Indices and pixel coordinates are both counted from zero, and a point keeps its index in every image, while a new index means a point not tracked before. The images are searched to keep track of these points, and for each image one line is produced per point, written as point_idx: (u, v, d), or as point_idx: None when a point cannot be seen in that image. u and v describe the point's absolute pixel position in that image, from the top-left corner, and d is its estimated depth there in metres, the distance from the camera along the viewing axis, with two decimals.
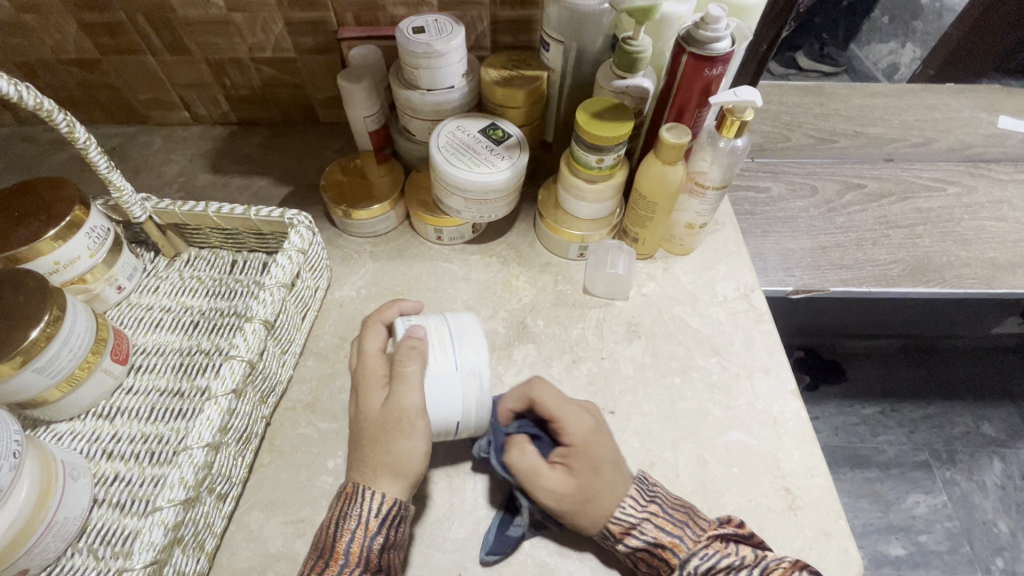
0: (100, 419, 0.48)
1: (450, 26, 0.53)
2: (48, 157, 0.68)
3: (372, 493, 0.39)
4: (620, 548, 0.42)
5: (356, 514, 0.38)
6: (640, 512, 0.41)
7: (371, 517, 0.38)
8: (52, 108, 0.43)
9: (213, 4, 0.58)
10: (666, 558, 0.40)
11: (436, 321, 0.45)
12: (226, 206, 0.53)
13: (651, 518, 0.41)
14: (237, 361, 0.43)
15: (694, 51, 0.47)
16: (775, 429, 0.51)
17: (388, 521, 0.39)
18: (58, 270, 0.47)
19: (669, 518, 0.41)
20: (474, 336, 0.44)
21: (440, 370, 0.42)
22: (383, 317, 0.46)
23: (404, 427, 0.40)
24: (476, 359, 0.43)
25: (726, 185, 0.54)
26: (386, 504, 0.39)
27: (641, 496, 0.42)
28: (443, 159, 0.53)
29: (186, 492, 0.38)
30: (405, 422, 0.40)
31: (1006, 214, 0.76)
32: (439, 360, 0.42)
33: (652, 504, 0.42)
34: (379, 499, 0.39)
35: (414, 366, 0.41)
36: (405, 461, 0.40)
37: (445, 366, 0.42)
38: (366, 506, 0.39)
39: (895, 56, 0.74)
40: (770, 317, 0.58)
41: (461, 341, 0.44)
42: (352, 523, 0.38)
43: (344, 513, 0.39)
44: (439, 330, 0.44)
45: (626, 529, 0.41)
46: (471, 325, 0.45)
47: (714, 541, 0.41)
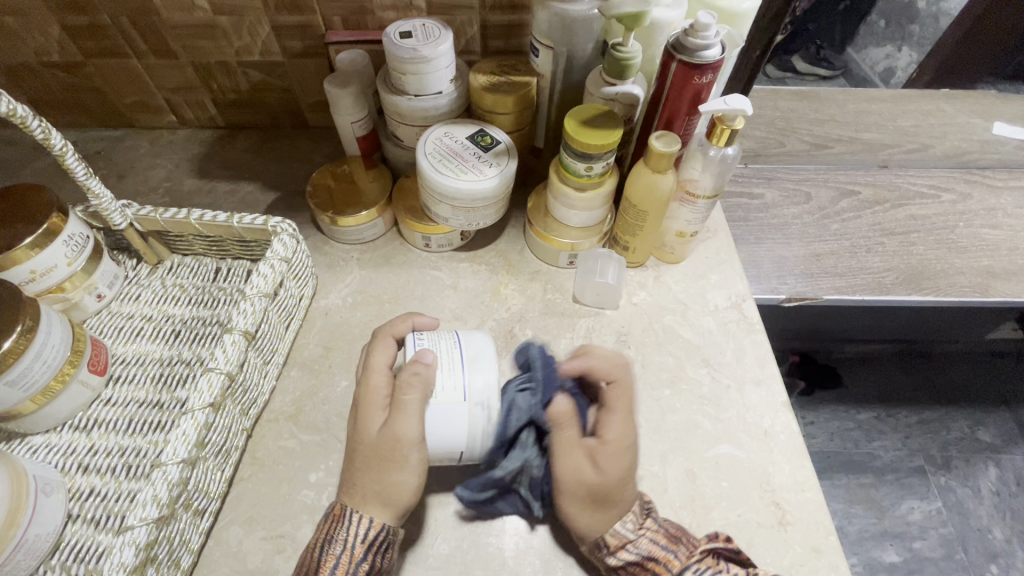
0: (76, 431, 0.47)
1: (438, 31, 0.52)
2: (30, 161, 0.67)
3: (359, 516, 0.39)
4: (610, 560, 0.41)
5: (342, 539, 0.38)
6: (637, 530, 0.41)
7: (357, 542, 0.38)
8: (27, 114, 0.42)
9: (198, 7, 0.57)
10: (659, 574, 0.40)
11: (449, 344, 0.44)
12: (209, 213, 0.52)
13: (643, 530, 0.41)
14: (216, 374, 0.42)
15: (684, 58, 0.46)
16: (766, 442, 0.51)
17: (374, 546, 0.39)
18: (34, 279, 0.46)
19: (664, 533, 0.41)
20: (487, 362, 0.43)
21: (446, 401, 0.40)
22: (393, 331, 0.46)
23: (398, 458, 0.39)
24: (483, 387, 0.41)
25: (718, 193, 0.53)
26: (373, 530, 0.39)
27: (638, 513, 0.41)
28: (430, 165, 0.53)
29: (159, 510, 0.37)
30: (398, 453, 0.39)
31: (1002, 222, 0.75)
32: (446, 389, 0.41)
33: (648, 519, 0.41)
34: (366, 523, 0.39)
35: (415, 395, 0.40)
36: (396, 492, 0.39)
37: (451, 396, 0.41)
38: (352, 531, 0.39)
39: (891, 59, 0.73)
40: (762, 326, 0.58)
41: (473, 366, 0.42)
42: (337, 548, 0.38)
43: (331, 537, 0.39)
44: (451, 355, 0.43)
45: (621, 543, 0.41)
46: (485, 350, 0.44)
47: (706, 557, 0.40)
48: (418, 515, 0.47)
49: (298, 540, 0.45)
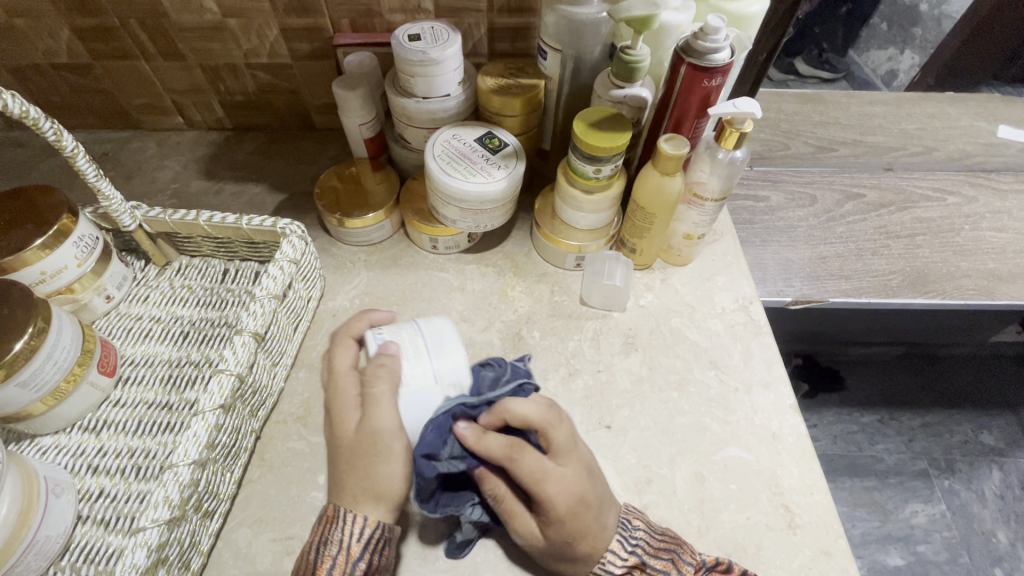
0: (86, 432, 0.47)
1: (447, 33, 0.52)
2: (38, 162, 0.68)
3: (353, 516, 0.39)
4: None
5: (337, 539, 0.38)
6: (620, 568, 0.40)
7: (353, 541, 0.38)
8: (39, 116, 0.42)
9: (207, 9, 0.57)
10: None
11: (411, 331, 0.45)
12: (218, 214, 0.52)
13: (632, 571, 0.41)
14: (226, 376, 0.42)
15: (693, 61, 0.46)
16: (774, 444, 0.51)
17: (370, 545, 0.39)
18: (44, 280, 0.46)
19: (654, 570, 0.41)
20: (451, 344, 0.45)
21: (418, 387, 0.42)
22: (351, 331, 0.47)
23: (380, 451, 0.39)
24: (450, 369, 0.43)
25: (725, 196, 0.53)
26: (368, 528, 0.39)
27: (620, 551, 0.41)
28: (439, 167, 0.53)
29: (170, 511, 0.37)
30: (379, 445, 0.40)
31: (1007, 224, 0.75)
32: (415, 375, 0.42)
33: (632, 557, 0.41)
34: (360, 522, 0.39)
35: (386, 388, 0.41)
36: (385, 487, 0.39)
37: (422, 381, 0.42)
38: (346, 530, 0.38)
39: (893, 62, 0.72)
40: (769, 329, 0.58)
41: (437, 351, 0.44)
42: (333, 548, 0.38)
43: (326, 538, 0.38)
44: (415, 341, 0.44)
45: None
46: (448, 332, 0.46)
47: None
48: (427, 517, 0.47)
49: (307, 542, 0.45)
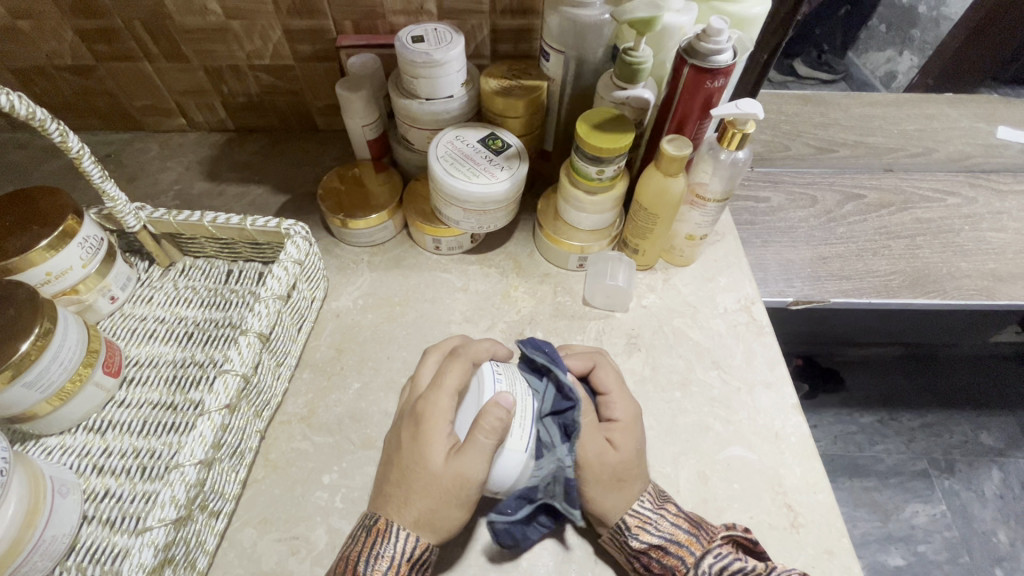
0: (91, 432, 0.47)
1: (450, 35, 0.52)
2: (42, 163, 0.68)
3: (406, 535, 0.39)
4: (631, 543, 0.42)
5: (388, 555, 0.38)
6: (657, 509, 0.43)
7: (402, 560, 0.39)
8: (45, 117, 0.42)
9: (211, 11, 0.57)
10: (681, 556, 0.41)
11: (523, 386, 0.41)
12: (222, 215, 0.52)
13: (665, 515, 0.43)
14: (231, 376, 0.42)
15: (696, 62, 0.46)
16: (777, 444, 0.51)
17: (416, 564, 0.39)
18: (49, 280, 0.46)
19: (685, 518, 0.43)
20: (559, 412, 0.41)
21: (515, 448, 0.39)
22: (472, 351, 0.43)
23: (460, 495, 0.38)
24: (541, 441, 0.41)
25: (728, 196, 0.53)
26: (418, 548, 0.39)
27: (657, 496, 0.44)
28: (442, 169, 0.53)
29: (177, 511, 0.37)
30: (462, 491, 0.38)
31: (1006, 225, 0.76)
32: (517, 437, 0.39)
33: (666, 503, 0.44)
34: (412, 542, 0.39)
35: (492, 440, 0.37)
36: (447, 525, 0.39)
37: (520, 445, 0.39)
38: (398, 548, 0.39)
39: (892, 63, 0.74)
40: (771, 329, 0.58)
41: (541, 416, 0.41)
42: (383, 563, 0.38)
43: (376, 552, 0.38)
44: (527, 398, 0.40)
45: (641, 522, 0.42)
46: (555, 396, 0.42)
47: (726, 544, 0.42)
48: None
49: (312, 542, 0.45)
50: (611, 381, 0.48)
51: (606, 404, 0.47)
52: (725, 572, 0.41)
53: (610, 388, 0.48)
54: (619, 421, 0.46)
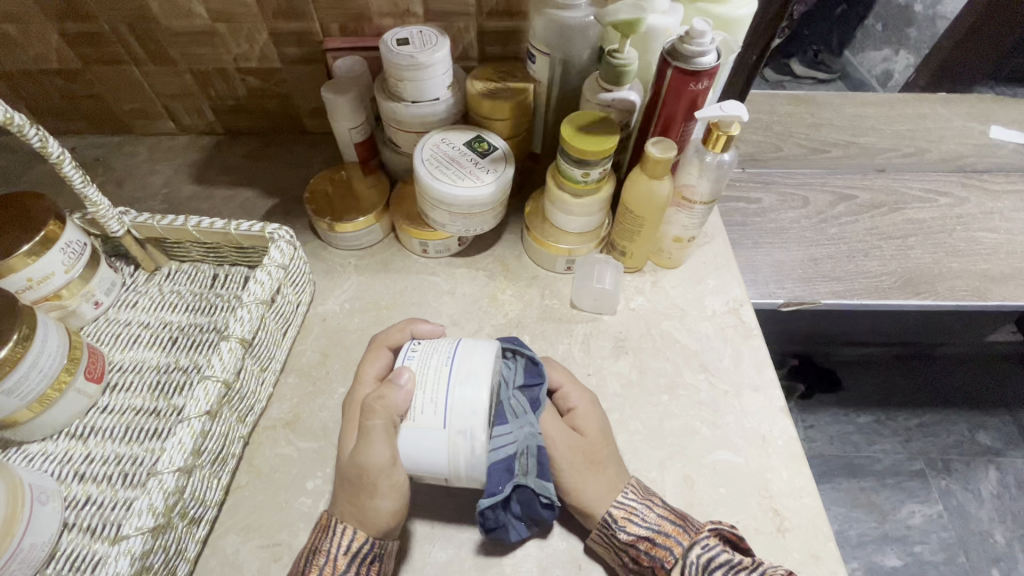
0: (73, 439, 0.47)
1: (435, 38, 0.52)
2: (30, 168, 0.68)
3: (344, 529, 0.39)
4: (620, 536, 0.42)
5: (326, 549, 0.39)
6: (642, 499, 0.44)
7: (340, 553, 0.39)
8: (24, 122, 0.42)
9: (197, 14, 0.57)
10: (669, 547, 0.41)
11: (439, 360, 0.41)
12: (206, 220, 0.52)
13: (652, 507, 0.43)
14: (212, 382, 0.42)
15: (680, 64, 0.46)
16: (764, 447, 0.51)
17: (357, 559, 0.39)
18: (31, 287, 0.46)
19: (670, 510, 0.43)
20: (479, 384, 0.40)
21: (423, 425, 0.39)
22: (390, 341, 0.47)
23: (367, 484, 0.39)
24: (469, 419, 0.39)
25: (714, 199, 0.53)
26: (357, 541, 0.39)
27: (642, 488, 0.45)
28: (428, 172, 0.53)
29: (155, 520, 0.37)
30: (365, 479, 0.38)
31: (999, 225, 0.75)
32: (424, 412, 0.39)
33: (652, 495, 0.44)
34: (350, 535, 0.39)
35: (380, 422, 0.38)
36: (373, 515, 0.39)
37: (429, 422, 0.39)
38: (336, 542, 0.39)
39: (889, 62, 0.71)
40: (759, 332, 0.58)
41: (455, 392, 0.39)
42: (321, 559, 0.39)
43: (315, 547, 0.39)
44: (435, 372, 0.40)
45: (626, 514, 0.43)
46: (482, 369, 0.40)
47: (712, 536, 0.42)
48: (416, 522, 0.47)
49: (295, 548, 0.45)
50: (561, 370, 0.50)
51: (562, 397, 0.49)
52: (714, 564, 0.40)
53: (563, 380, 0.49)
54: (579, 409, 0.48)
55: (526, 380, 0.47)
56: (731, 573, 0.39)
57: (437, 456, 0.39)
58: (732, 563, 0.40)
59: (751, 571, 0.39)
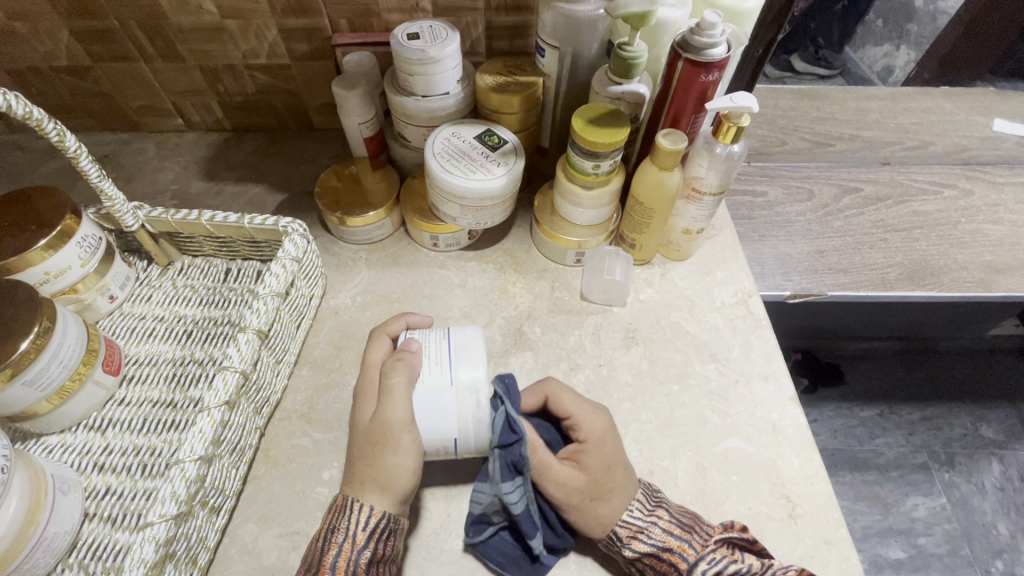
0: (91, 431, 0.47)
1: (446, 32, 0.52)
2: (40, 165, 0.68)
3: (361, 505, 0.39)
4: (626, 553, 0.42)
5: (345, 527, 0.39)
6: (647, 517, 0.43)
7: (359, 530, 0.39)
8: (42, 117, 0.42)
9: (206, 10, 0.57)
10: (675, 563, 0.42)
11: (438, 335, 0.44)
12: (219, 214, 0.53)
13: (657, 523, 0.42)
14: (231, 372, 0.42)
15: (690, 56, 0.46)
16: (774, 436, 0.51)
17: (375, 535, 0.39)
18: (48, 280, 0.47)
19: (676, 523, 0.43)
20: (475, 350, 0.43)
21: (434, 385, 0.41)
22: (388, 329, 0.47)
23: (389, 441, 0.39)
24: (474, 375, 0.41)
25: (723, 190, 0.53)
26: (374, 518, 0.39)
27: (647, 502, 0.44)
28: (438, 164, 0.53)
29: (178, 507, 0.37)
30: (389, 435, 0.39)
31: (1003, 217, 0.76)
32: (433, 373, 0.41)
33: (657, 508, 0.44)
34: (367, 511, 0.39)
35: (401, 378, 0.40)
36: (394, 476, 0.39)
37: (438, 381, 0.41)
38: (354, 519, 0.39)
39: (889, 58, 0.72)
40: (768, 322, 0.58)
41: (459, 354, 0.42)
42: (340, 536, 0.39)
43: (335, 525, 0.39)
44: (437, 343, 0.43)
45: (633, 532, 0.42)
46: (474, 338, 0.44)
47: (720, 546, 0.42)
48: (432, 510, 0.48)
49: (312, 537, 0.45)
50: (569, 399, 0.46)
51: (572, 425, 0.45)
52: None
53: (571, 409, 0.46)
54: (586, 442, 0.44)
55: (501, 440, 0.42)
56: None
57: (448, 416, 0.40)
58: None
59: None
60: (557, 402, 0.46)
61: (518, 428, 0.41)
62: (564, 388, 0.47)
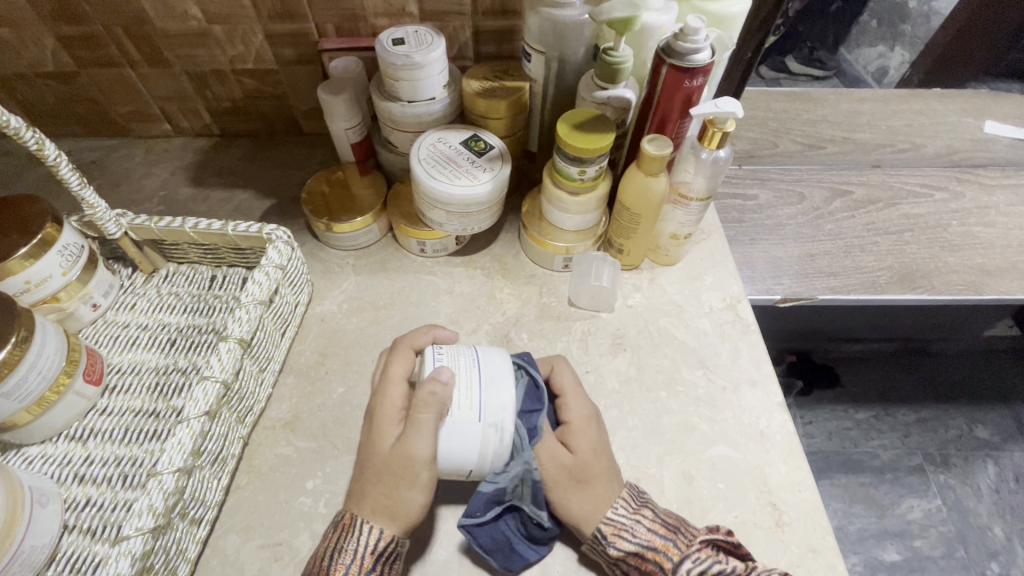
0: (72, 441, 0.47)
1: (431, 37, 0.52)
2: (26, 172, 0.67)
3: (370, 528, 0.40)
4: (610, 552, 0.42)
5: (352, 549, 0.39)
6: (631, 514, 0.43)
7: (366, 552, 0.39)
8: (20, 125, 0.41)
9: (192, 16, 0.57)
10: (660, 562, 0.41)
11: (468, 361, 0.42)
12: (203, 221, 0.52)
13: (642, 520, 0.42)
14: (211, 383, 0.42)
15: (674, 62, 0.46)
16: (762, 443, 0.51)
17: (380, 556, 0.40)
18: (28, 289, 0.46)
19: (661, 523, 0.43)
20: (505, 382, 0.41)
21: (461, 422, 0.39)
22: (414, 343, 0.46)
23: (407, 476, 0.40)
24: (501, 411, 0.40)
25: (710, 195, 0.53)
26: (383, 541, 0.40)
27: (632, 499, 0.43)
28: (424, 171, 0.53)
29: (155, 520, 0.37)
30: (408, 470, 0.39)
31: (994, 220, 0.76)
32: (463, 408, 0.40)
33: (642, 506, 0.43)
34: (376, 535, 0.40)
35: (430, 415, 0.39)
36: (404, 508, 0.40)
37: (467, 416, 0.40)
38: (362, 541, 0.39)
39: (883, 59, 0.71)
40: (757, 327, 0.58)
41: (489, 387, 0.41)
42: (347, 557, 0.39)
43: (339, 547, 0.39)
44: (468, 372, 0.41)
45: (617, 529, 0.42)
46: (502, 368, 0.42)
47: (705, 547, 0.42)
48: (417, 519, 0.47)
49: (295, 547, 0.45)
50: (568, 380, 0.48)
51: (561, 407, 0.47)
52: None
53: (568, 390, 0.47)
54: (575, 423, 0.46)
55: (525, 403, 0.45)
56: None
57: (469, 450, 0.40)
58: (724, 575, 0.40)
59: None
60: (555, 380, 0.48)
61: (541, 402, 0.45)
62: (568, 370, 0.49)
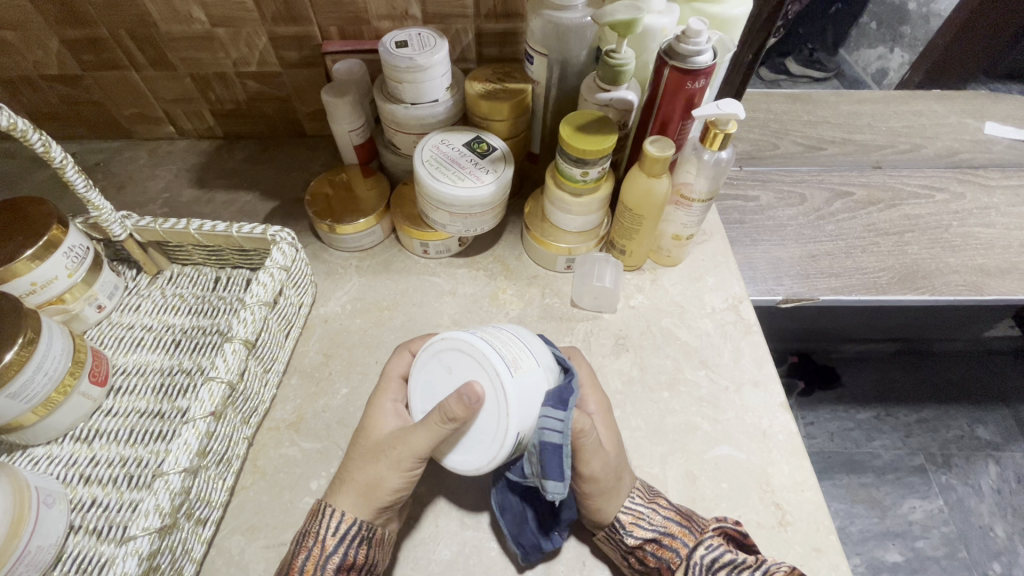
0: (77, 442, 0.47)
1: (434, 39, 0.52)
2: (30, 173, 0.68)
3: (333, 512, 0.39)
4: (627, 540, 0.42)
5: (316, 531, 0.38)
6: (648, 503, 0.43)
7: (329, 535, 0.38)
8: (27, 127, 0.42)
9: (196, 19, 0.57)
10: (676, 549, 0.41)
11: (495, 329, 0.42)
12: (208, 223, 0.52)
13: (657, 509, 0.43)
14: (217, 383, 0.42)
15: (677, 64, 0.47)
16: (764, 443, 0.51)
17: (346, 540, 0.38)
18: (34, 290, 0.46)
19: (676, 511, 0.43)
20: (530, 335, 0.43)
21: (526, 373, 0.39)
22: (411, 345, 0.48)
23: (390, 453, 0.39)
24: (547, 355, 0.42)
25: (712, 197, 0.53)
26: (345, 523, 0.39)
27: (647, 491, 0.44)
28: (427, 172, 0.53)
29: (161, 519, 0.37)
30: (393, 449, 0.39)
31: (994, 220, 0.76)
32: (522, 361, 0.40)
33: (657, 497, 0.44)
34: (338, 517, 0.39)
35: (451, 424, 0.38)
36: (377, 486, 0.39)
37: (528, 367, 0.40)
38: (325, 524, 0.38)
39: (883, 61, 0.71)
40: (759, 327, 0.58)
41: (526, 339, 0.42)
42: (310, 540, 0.38)
43: (307, 530, 0.39)
44: (503, 334, 0.42)
45: (636, 517, 0.42)
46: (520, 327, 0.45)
47: (716, 536, 0.42)
48: (421, 519, 0.47)
49: None
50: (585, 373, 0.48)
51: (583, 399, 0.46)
52: (718, 564, 0.40)
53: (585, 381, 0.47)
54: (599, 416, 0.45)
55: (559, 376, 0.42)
56: (734, 573, 0.39)
57: (542, 395, 0.40)
58: (735, 564, 0.40)
59: (754, 569, 0.39)
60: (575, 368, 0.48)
61: (569, 364, 0.43)
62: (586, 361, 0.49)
